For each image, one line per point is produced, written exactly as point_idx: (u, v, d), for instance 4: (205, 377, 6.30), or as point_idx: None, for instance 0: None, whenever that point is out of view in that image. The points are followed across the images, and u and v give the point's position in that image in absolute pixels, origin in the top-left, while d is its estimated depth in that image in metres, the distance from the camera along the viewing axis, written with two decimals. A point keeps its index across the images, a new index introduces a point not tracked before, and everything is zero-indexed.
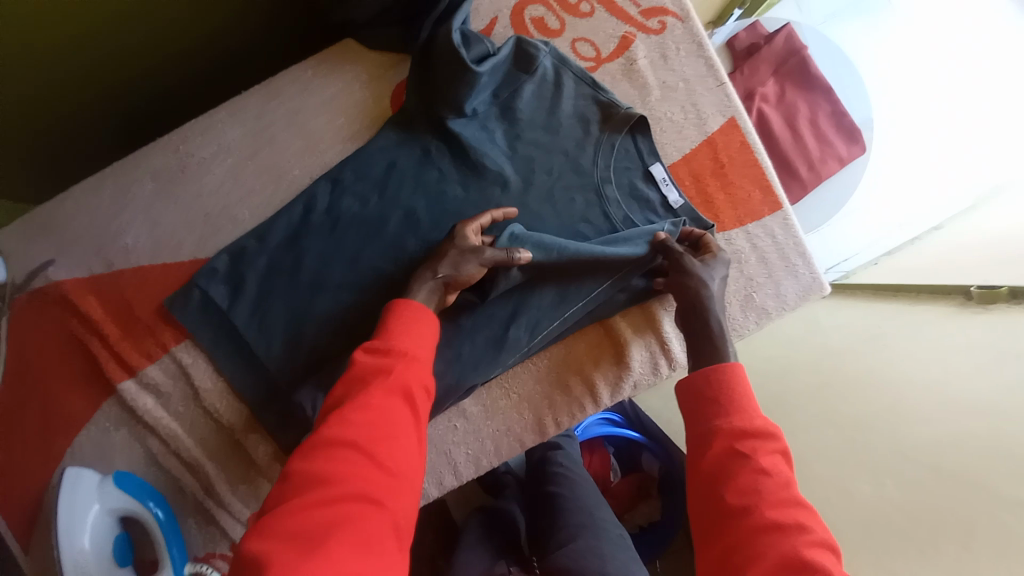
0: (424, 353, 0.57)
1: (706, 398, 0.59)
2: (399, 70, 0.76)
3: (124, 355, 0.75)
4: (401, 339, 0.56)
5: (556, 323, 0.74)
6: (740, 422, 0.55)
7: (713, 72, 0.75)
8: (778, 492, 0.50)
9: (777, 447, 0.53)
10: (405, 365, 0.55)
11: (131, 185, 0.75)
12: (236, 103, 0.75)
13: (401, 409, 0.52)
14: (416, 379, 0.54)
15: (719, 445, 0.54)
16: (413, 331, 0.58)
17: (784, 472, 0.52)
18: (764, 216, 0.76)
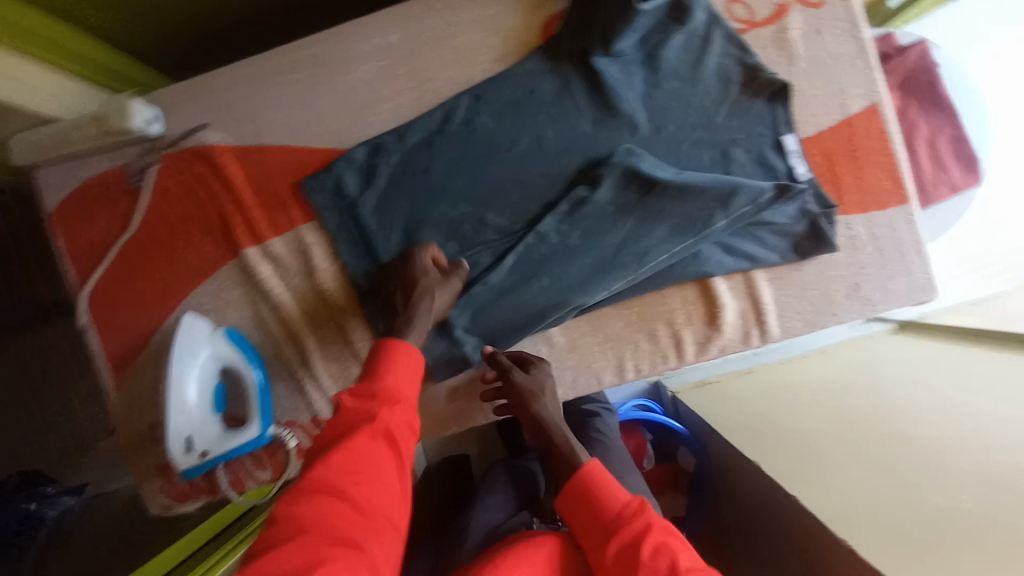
0: (410, 395, 0.61)
1: (579, 507, 0.61)
2: (555, 4, 0.79)
3: (255, 222, 0.82)
4: (392, 382, 0.60)
5: (665, 257, 0.75)
6: (617, 511, 0.59)
7: (865, 54, 0.75)
8: None
9: (644, 525, 0.57)
10: (390, 407, 0.58)
11: (292, 69, 0.81)
12: (401, 9, 0.79)
13: (385, 453, 0.55)
14: (400, 423, 0.58)
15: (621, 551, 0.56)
16: (400, 368, 0.62)
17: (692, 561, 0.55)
18: (890, 206, 0.76)
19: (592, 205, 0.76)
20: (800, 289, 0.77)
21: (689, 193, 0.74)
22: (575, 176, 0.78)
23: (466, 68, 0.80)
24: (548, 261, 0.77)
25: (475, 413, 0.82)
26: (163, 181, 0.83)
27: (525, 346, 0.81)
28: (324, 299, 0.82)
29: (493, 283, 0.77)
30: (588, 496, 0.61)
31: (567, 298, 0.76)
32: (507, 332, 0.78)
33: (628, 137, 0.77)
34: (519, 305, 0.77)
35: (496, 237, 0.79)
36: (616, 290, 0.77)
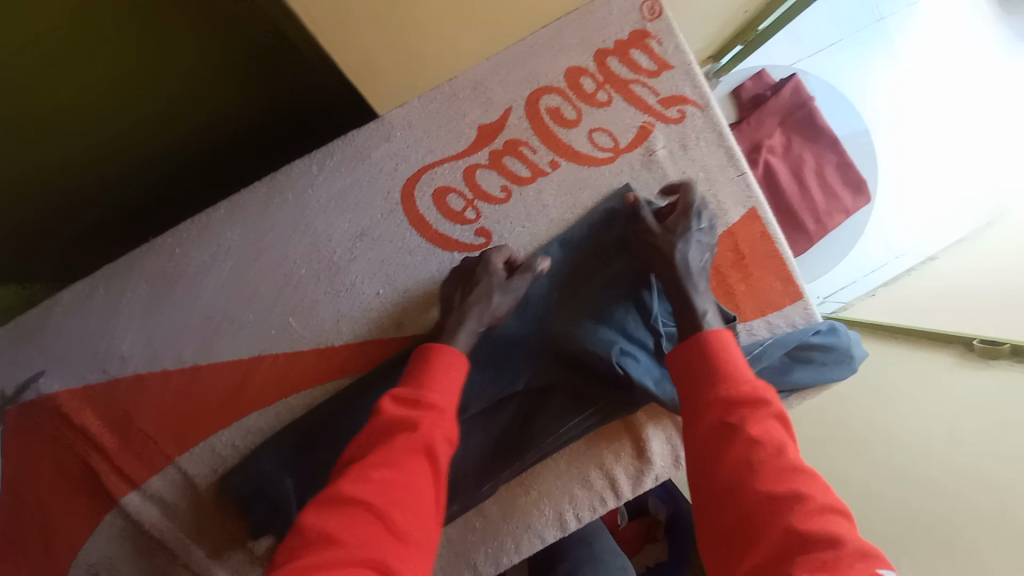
0: (447, 403, 0.56)
1: (690, 377, 0.54)
2: (408, 161, 0.71)
3: (126, 469, 0.72)
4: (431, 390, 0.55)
5: (551, 440, 0.71)
6: (732, 391, 0.50)
7: (733, 161, 0.73)
8: (772, 460, 0.45)
9: (768, 411, 0.48)
10: (428, 416, 0.53)
11: (126, 291, 0.70)
12: (235, 202, 0.70)
13: (423, 470, 0.50)
14: (439, 435, 0.53)
15: (710, 416, 0.49)
16: (443, 377, 0.57)
17: (778, 431, 0.48)
18: (786, 305, 0.75)
19: (489, 373, 0.72)
20: None
21: (583, 367, 0.69)
22: (480, 346, 0.72)
23: (323, 249, 0.72)
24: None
25: None
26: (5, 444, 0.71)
27: (458, 524, 0.76)
28: (224, 529, 0.74)
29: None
30: (687, 379, 0.54)
31: (457, 491, 0.72)
32: None
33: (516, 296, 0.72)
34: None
35: None
36: (505, 479, 0.72)
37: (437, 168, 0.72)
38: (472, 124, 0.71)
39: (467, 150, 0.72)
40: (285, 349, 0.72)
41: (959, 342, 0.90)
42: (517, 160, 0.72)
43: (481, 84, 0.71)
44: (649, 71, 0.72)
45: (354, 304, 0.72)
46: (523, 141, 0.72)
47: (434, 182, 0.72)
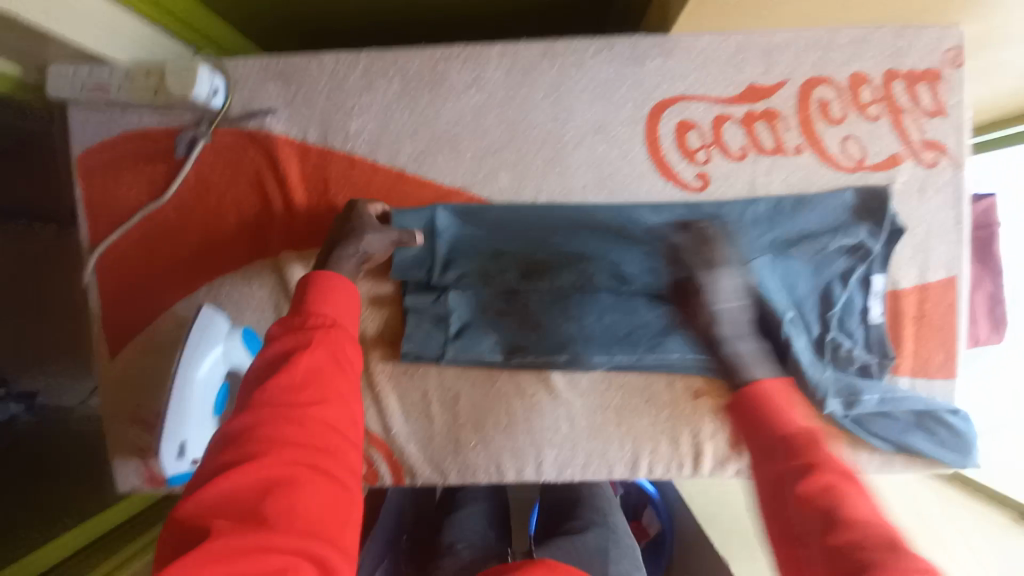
0: (350, 322, 0.53)
1: (746, 423, 0.48)
2: (675, 83, 0.74)
3: (301, 229, 0.77)
4: (320, 307, 0.52)
5: (675, 356, 0.76)
6: (784, 444, 0.44)
7: (959, 227, 0.74)
8: (857, 509, 0.40)
9: (836, 469, 0.43)
10: (326, 336, 0.50)
11: (381, 75, 0.74)
12: (511, 46, 0.74)
13: (335, 374, 0.47)
14: (343, 348, 0.50)
15: (794, 458, 0.44)
16: (327, 298, 0.53)
17: (860, 501, 0.41)
18: (935, 378, 0.76)
19: (668, 273, 0.75)
20: (825, 433, 0.77)
21: None
22: (674, 239, 0.74)
23: (562, 125, 0.75)
24: (574, 307, 0.77)
25: (480, 472, 0.80)
26: (211, 155, 0.76)
27: (547, 419, 0.79)
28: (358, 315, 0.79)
29: (516, 298, 0.77)
30: (748, 419, 0.48)
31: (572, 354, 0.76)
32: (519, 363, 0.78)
33: (737, 217, 0.73)
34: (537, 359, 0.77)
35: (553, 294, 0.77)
36: (617, 361, 0.77)
37: (696, 101, 0.74)
38: (745, 80, 0.74)
39: (730, 99, 0.74)
40: (485, 194, 0.76)
41: None
42: (767, 129, 0.74)
43: (773, 49, 0.73)
44: (926, 109, 0.73)
45: (562, 184, 0.76)
46: (782, 116, 0.74)
47: (685, 114, 0.74)
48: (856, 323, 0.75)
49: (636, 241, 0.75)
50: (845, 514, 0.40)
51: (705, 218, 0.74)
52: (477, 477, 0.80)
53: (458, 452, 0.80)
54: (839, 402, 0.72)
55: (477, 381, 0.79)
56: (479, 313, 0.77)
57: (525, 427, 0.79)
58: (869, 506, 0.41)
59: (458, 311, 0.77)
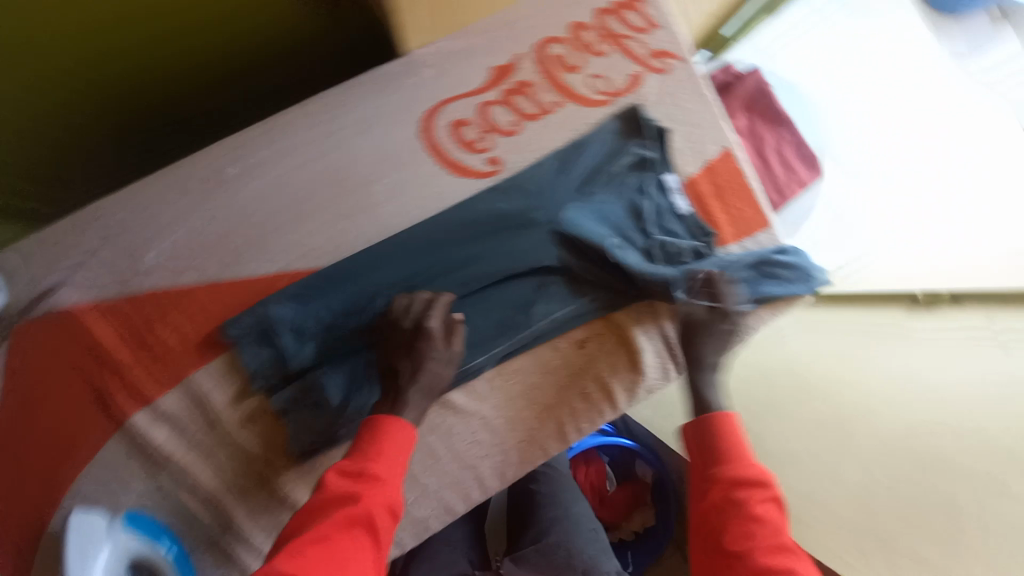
0: (392, 477, 0.63)
1: (698, 446, 0.71)
2: (429, 94, 0.79)
3: (140, 384, 0.72)
4: (380, 466, 0.62)
5: (546, 322, 0.80)
6: (733, 472, 0.66)
7: (711, 108, 0.85)
8: (775, 536, 0.61)
9: (766, 495, 0.64)
10: (373, 489, 0.60)
11: (157, 204, 0.74)
12: (269, 125, 0.76)
13: (359, 539, 0.57)
14: (378, 507, 0.60)
15: (717, 493, 0.65)
16: (388, 451, 0.64)
17: (772, 508, 0.63)
18: (757, 233, 0.86)
19: (504, 256, 0.78)
20: (698, 317, 0.85)
21: (584, 256, 0.80)
22: (490, 222, 0.78)
23: (348, 171, 0.77)
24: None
25: (432, 519, 0.79)
26: (12, 355, 0.71)
27: (465, 437, 0.79)
28: (236, 442, 0.73)
29: (377, 346, 0.75)
30: (698, 446, 0.71)
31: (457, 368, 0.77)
32: None
33: (534, 183, 0.80)
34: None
35: None
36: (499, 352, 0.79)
37: (454, 101, 0.79)
38: (487, 65, 0.80)
39: (482, 87, 0.80)
40: (306, 264, 0.75)
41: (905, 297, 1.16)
42: (525, 98, 0.81)
43: (497, 30, 0.80)
44: (641, 29, 0.83)
45: (373, 222, 0.77)
46: (532, 82, 0.81)
47: (451, 115, 0.79)
48: (672, 220, 0.84)
49: (461, 239, 0.78)
50: (775, 528, 0.61)
51: (510, 194, 0.79)
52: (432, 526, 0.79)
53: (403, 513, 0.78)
54: (683, 289, 0.81)
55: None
56: (354, 376, 0.74)
57: (450, 455, 0.79)
58: (774, 521, 0.62)
59: (334, 387, 0.73)
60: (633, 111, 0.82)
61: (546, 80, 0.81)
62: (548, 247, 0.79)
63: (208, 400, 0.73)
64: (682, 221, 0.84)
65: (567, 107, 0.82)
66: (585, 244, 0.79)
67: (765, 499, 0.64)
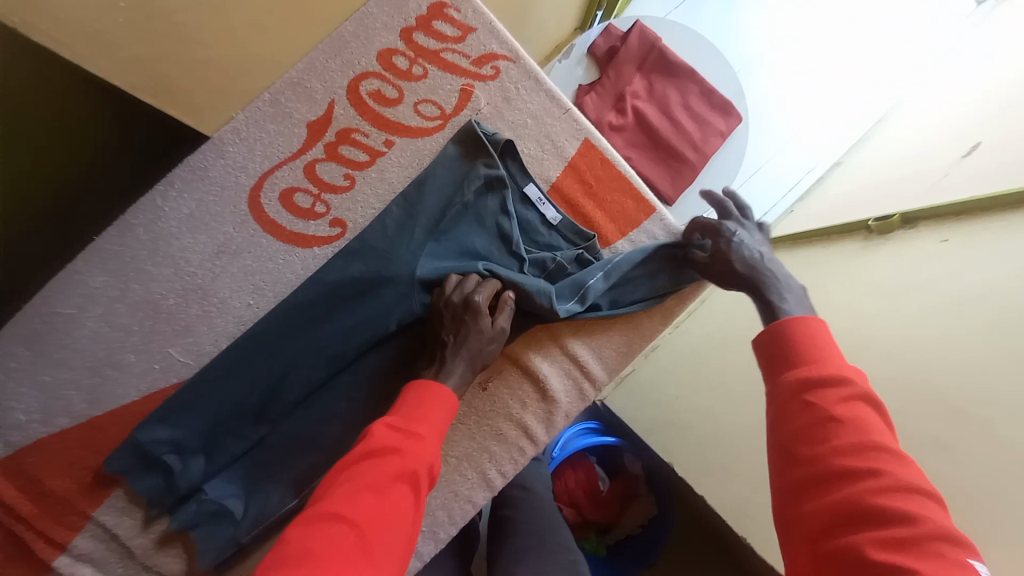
0: (433, 433, 0.54)
1: (782, 352, 0.52)
2: (249, 171, 0.74)
3: (49, 532, 0.73)
4: (415, 420, 0.53)
5: None
6: (823, 373, 0.48)
7: (556, 100, 0.77)
8: (847, 438, 0.44)
9: (851, 391, 0.47)
10: (415, 445, 0.51)
11: (8, 358, 0.72)
12: (94, 248, 0.73)
13: (408, 495, 0.48)
14: (425, 462, 0.51)
15: (828, 395, 0.47)
16: (428, 410, 0.55)
17: (862, 401, 0.46)
18: (642, 221, 0.79)
19: (368, 321, 0.72)
20: (602, 328, 0.79)
21: None
22: (345, 289, 0.73)
23: (188, 274, 0.74)
24: (319, 408, 0.73)
25: None
26: None
27: None
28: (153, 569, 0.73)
29: (265, 444, 0.73)
30: (772, 357, 0.53)
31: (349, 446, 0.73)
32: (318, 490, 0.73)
33: (383, 236, 0.74)
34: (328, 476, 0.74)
35: (296, 405, 0.73)
36: None
37: (277, 170, 0.74)
38: (300, 123, 0.74)
39: (302, 148, 0.74)
40: (174, 378, 0.73)
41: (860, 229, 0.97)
42: (352, 147, 0.75)
43: (301, 82, 0.74)
44: (455, 37, 0.75)
45: (230, 319, 0.74)
46: (354, 128, 0.75)
47: (279, 186, 0.74)
48: (544, 233, 0.76)
49: (321, 314, 0.73)
50: (844, 425, 0.45)
51: (360, 254, 0.73)
52: None
53: None
54: (572, 302, 0.72)
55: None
56: (249, 476, 0.72)
57: None
58: (870, 420, 0.45)
59: (229, 496, 0.71)
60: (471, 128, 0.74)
61: (369, 122, 0.75)
62: (412, 299, 0.72)
63: (120, 528, 0.73)
64: (556, 232, 0.76)
65: (400, 144, 0.75)
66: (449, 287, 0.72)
67: (846, 393, 0.47)
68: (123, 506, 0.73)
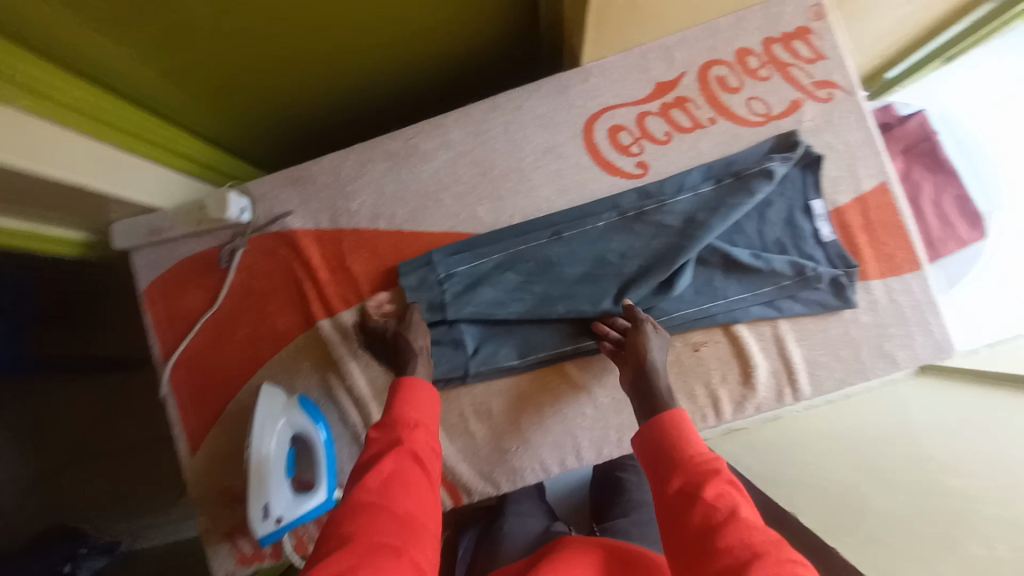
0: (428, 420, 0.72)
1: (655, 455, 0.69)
2: (597, 102, 0.90)
3: (328, 297, 0.91)
4: (408, 411, 0.71)
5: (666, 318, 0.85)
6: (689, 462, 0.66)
7: (872, 140, 0.85)
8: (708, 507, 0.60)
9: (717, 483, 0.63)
10: (412, 431, 0.69)
11: (366, 160, 0.93)
12: (460, 112, 0.92)
13: (414, 468, 0.65)
14: (422, 445, 0.68)
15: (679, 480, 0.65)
16: (416, 397, 0.73)
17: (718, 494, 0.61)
18: (905, 272, 0.84)
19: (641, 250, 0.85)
20: (828, 350, 0.85)
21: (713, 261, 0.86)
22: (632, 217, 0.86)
23: (514, 158, 0.91)
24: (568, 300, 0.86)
25: (526, 471, 0.88)
26: (250, 259, 0.94)
27: (574, 408, 0.87)
28: (384, 362, 0.90)
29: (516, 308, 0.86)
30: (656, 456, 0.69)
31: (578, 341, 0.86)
32: (532, 359, 0.87)
33: (678, 190, 0.86)
34: (549, 355, 0.87)
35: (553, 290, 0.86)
36: None
37: (618, 109, 0.90)
38: (652, 80, 0.89)
39: (644, 99, 0.89)
40: (469, 229, 0.90)
41: None
42: (682, 113, 0.89)
43: (670, 50, 0.89)
44: (808, 58, 0.87)
45: (528, 203, 0.90)
46: (690, 98, 0.88)
47: (613, 120, 0.90)
48: (811, 246, 0.85)
49: (604, 228, 0.87)
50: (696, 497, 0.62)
51: (654, 195, 0.87)
52: (526, 478, 0.87)
53: (504, 457, 0.88)
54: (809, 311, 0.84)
55: (506, 392, 0.88)
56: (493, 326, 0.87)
57: (558, 418, 0.88)
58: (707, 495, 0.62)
59: (470, 333, 0.87)
60: (790, 137, 0.85)
61: (707, 99, 0.88)
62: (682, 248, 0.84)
63: (372, 323, 0.90)
64: (822, 249, 0.85)
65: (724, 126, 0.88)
66: (709, 250, 0.85)
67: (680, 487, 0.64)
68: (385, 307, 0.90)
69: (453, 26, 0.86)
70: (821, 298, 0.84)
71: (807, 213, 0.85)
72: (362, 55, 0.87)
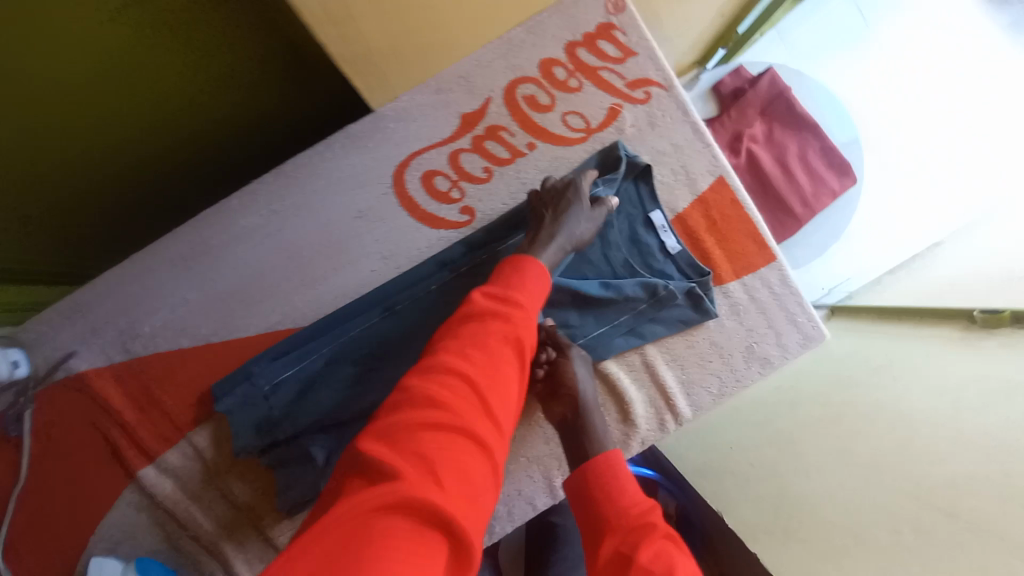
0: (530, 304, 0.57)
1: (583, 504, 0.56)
2: (401, 149, 0.79)
3: (143, 441, 0.77)
4: (516, 288, 0.57)
5: None
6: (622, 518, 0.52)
7: (700, 135, 0.79)
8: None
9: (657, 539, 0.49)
10: (517, 312, 0.55)
11: (153, 271, 0.79)
12: (247, 192, 0.79)
13: (509, 358, 0.52)
14: (524, 331, 0.54)
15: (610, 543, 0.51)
16: (524, 278, 0.59)
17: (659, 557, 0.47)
18: (760, 267, 0.79)
19: None
20: (699, 365, 0.79)
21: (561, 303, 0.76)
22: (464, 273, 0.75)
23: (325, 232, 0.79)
24: None
25: None
26: (44, 417, 0.78)
27: None
28: (229, 497, 0.77)
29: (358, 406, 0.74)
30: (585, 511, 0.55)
31: None
32: None
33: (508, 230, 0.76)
34: None
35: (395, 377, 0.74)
36: None
37: (425, 153, 0.79)
38: (456, 113, 0.79)
39: (452, 136, 0.79)
40: (292, 324, 0.79)
41: (963, 315, 0.93)
42: (497, 144, 0.79)
43: (467, 75, 0.78)
44: (616, 57, 0.78)
45: (351, 280, 0.79)
46: (502, 126, 0.79)
47: (424, 166, 0.79)
48: (660, 261, 0.78)
49: (439, 291, 0.75)
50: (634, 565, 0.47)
51: (484, 243, 0.76)
52: None
53: None
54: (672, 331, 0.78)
55: None
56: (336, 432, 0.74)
57: None
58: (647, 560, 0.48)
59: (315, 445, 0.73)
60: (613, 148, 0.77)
61: (519, 124, 0.79)
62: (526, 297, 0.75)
63: (206, 457, 0.78)
64: (671, 262, 0.78)
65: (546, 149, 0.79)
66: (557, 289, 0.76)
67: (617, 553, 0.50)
68: (215, 435, 0.78)
69: (188, 93, 0.77)
70: (681, 314, 0.78)
71: (649, 226, 0.78)
72: (79, 136, 0.73)
